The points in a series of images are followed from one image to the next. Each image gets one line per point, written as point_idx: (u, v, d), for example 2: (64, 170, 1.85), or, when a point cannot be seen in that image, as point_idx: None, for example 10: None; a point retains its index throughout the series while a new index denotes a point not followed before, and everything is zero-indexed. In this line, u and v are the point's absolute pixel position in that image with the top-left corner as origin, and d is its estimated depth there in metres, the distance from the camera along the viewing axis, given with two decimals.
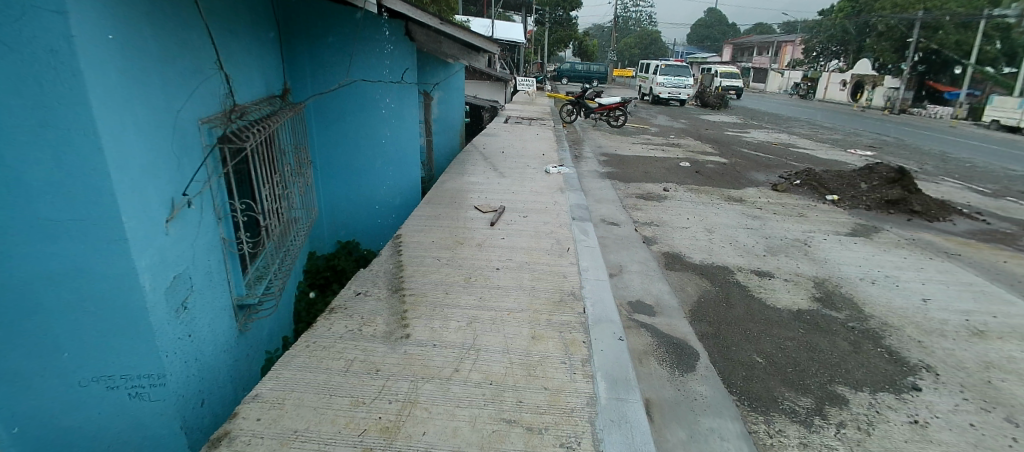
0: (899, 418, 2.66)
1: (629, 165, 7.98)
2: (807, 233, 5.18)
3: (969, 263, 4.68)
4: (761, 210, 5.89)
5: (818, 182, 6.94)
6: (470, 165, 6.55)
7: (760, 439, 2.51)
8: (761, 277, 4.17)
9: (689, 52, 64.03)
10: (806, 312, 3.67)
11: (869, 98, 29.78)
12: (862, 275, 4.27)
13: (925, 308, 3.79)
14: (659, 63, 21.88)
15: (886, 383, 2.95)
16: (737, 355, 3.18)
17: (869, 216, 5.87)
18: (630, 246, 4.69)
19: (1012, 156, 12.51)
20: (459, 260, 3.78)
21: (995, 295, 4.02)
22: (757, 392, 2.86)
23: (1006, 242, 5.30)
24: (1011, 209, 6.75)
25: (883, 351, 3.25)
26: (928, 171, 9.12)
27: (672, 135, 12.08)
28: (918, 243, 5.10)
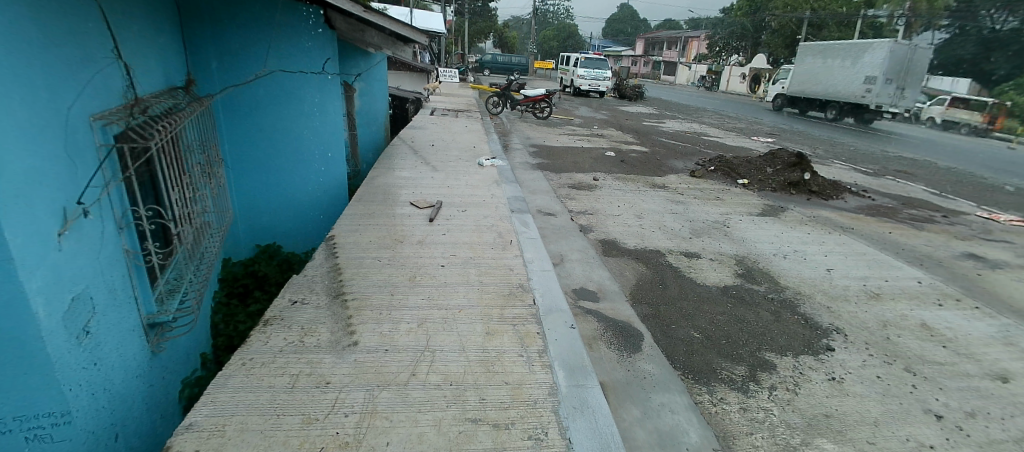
0: (819, 376, 2.98)
1: (559, 156, 8.14)
2: (725, 215, 5.61)
3: (861, 235, 5.34)
4: (683, 196, 6.27)
5: (729, 168, 7.53)
6: (399, 160, 6.33)
7: (706, 409, 2.68)
8: (690, 258, 4.45)
9: (604, 45, 66.52)
10: (732, 288, 3.98)
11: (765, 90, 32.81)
12: (776, 251, 4.71)
13: (830, 277, 4.26)
14: (579, 56, 22.45)
15: (805, 346, 3.28)
16: (676, 332, 3.37)
17: (776, 197, 6.49)
18: (568, 235, 4.79)
19: (885, 140, 14.41)
20: (402, 259, 3.64)
21: (885, 262, 4.63)
22: (698, 365, 3.05)
23: (889, 216, 6.11)
24: (889, 186, 7.79)
25: (800, 318, 3.61)
26: (820, 155, 10.24)
27: (595, 125, 12.52)
28: (818, 219, 5.71)
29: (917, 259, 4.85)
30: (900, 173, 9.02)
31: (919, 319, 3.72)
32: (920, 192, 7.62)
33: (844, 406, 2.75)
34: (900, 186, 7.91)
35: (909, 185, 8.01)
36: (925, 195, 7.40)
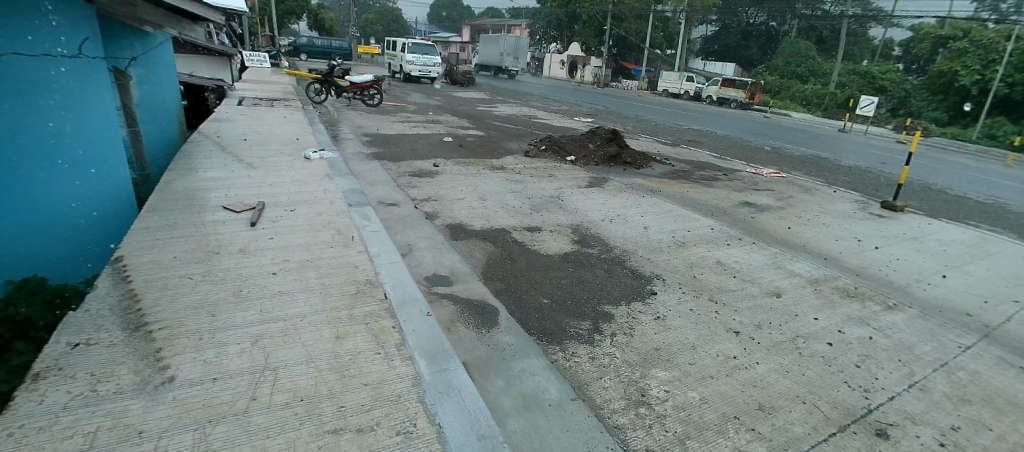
0: (647, 317, 3.49)
1: (396, 144, 7.87)
2: (559, 189, 6.06)
3: (667, 196, 6.27)
4: (520, 175, 6.60)
5: (558, 146, 8.15)
6: (203, 159, 5.43)
7: (562, 365, 2.93)
8: (532, 232, 4.72)
9: (430, 31, 66.18)
10: (571, 253, 4.34)
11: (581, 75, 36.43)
12: (604, 217, 5.26)
13: (648, 233, 4.92)
14: (405, 41, 21.91)
15: (635, 294, 3.77)
16: (528, 301, 3.55)
17: (599, 170, 7.22)
18: (414, 224, 4.67)
19: (679, 115, 17.09)
20: (221, 273, 3.14)
21: (687, 216, 5.52)
22: (551, 327, 3.27)
23: (685, 178, 7.29)
24: (685, 153, 9.30)
25: (628, 270, 4.12)
26: (630, 130, 11.75)
27: (430, 111, 12.41)
28: (634, 186, 6.54)
29: (710, 210, 5.91)
30: (691, 142, 10.83)
31: (715, 258, 4.57)
32: (706, 156, 9.26)
33: (669, 339, 3.30)
34: (692, 152, 9.50)
35: (698, 151, 9.67)
36: (709, 159, 9.02)
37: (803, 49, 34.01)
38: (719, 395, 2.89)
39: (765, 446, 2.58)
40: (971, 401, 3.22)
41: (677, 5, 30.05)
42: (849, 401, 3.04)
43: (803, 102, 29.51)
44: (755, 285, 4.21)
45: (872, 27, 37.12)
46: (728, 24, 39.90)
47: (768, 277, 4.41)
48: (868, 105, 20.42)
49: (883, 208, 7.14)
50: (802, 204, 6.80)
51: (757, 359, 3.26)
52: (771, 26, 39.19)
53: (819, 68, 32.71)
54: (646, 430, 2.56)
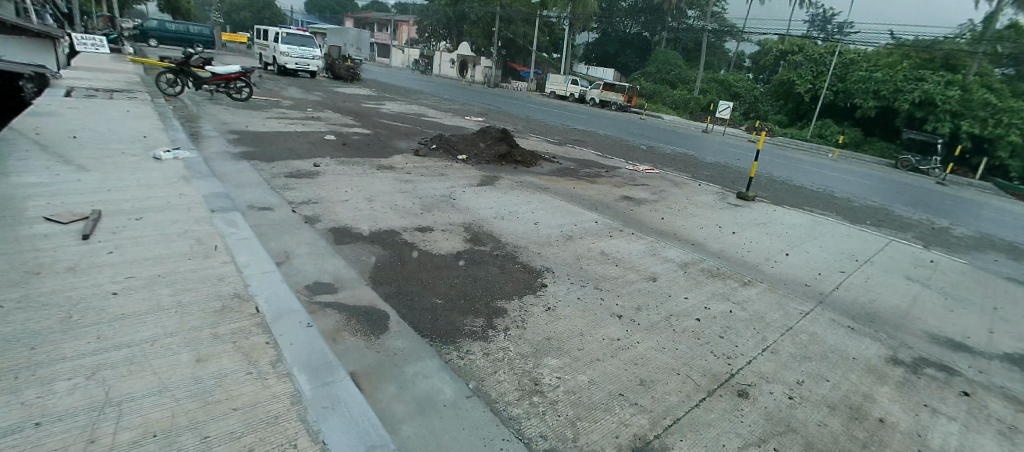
0: (538, 309, 3.61)
1: (270, 143, 7.22)
2: (450, 189, 6.01)
3: (555, 192, 6.53)
4: (410, 175, 6.43)
5: (448, 145, 8.08)
6: (15, 160, 4.48)
7: (456, 364, 2.89)
8: (423, 232, 4.62)
9: (309, 23, 62.01)
10: (463, 252, 4.32)
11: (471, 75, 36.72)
12: (495, 214, 5.32)
13: (538, 228, 5.08)
14: (278, 31, 20.23)
15: (526, 287, 3.87)
16: (419, 303, 3.46)
17: (490, 168, 7.30)
18: (292, 229, 4.30)
19: (565, 116, 17.97)
20: (42, 297, 2.62)
21: (573, 211, 5.80)
22: (444, 327, 3.22)
23: (571, 175, 7.66)
24: (571, 152, 9.78)
25: (519, 265, 4.21)
26: (520, 130, 12.07)
27: (309, 107, 11.60)
28: (524, 184, 6.72)
29: (594, 205, 6.26)
30: (576, 142, 11.44)
31: (600, 249, 4.86)
32: (590, 155, 9.84)
33: (560, 328, 3.44)
34: (577, 151, 10.03)
35: (582, 150, 10.24)
36: (593, 157, 9.59)
37: (671, 59, 37.74)
38: (605, 376, 3.09)
39: (648, 418, 2.82)
40: (808, 358, 3.80)
41: (561, 11, 31.53)
42: (715, 368, 3.43)
43: (671, 105, 32.68)
44: (634, 272, 4.55)
45: (724, 41, 42.38)
46: (607, 32, 42.88)
47: (646, 264, 4.80)
48: (726, 111, 23.18)
49: (739, 199, 8.16)
50: (673, 197, 7.52)
51: (638, 339, 3.54)
52: (644, 36, 42.89)
53: (685, 76, 36.60)
54: (541, 416, 2.64)
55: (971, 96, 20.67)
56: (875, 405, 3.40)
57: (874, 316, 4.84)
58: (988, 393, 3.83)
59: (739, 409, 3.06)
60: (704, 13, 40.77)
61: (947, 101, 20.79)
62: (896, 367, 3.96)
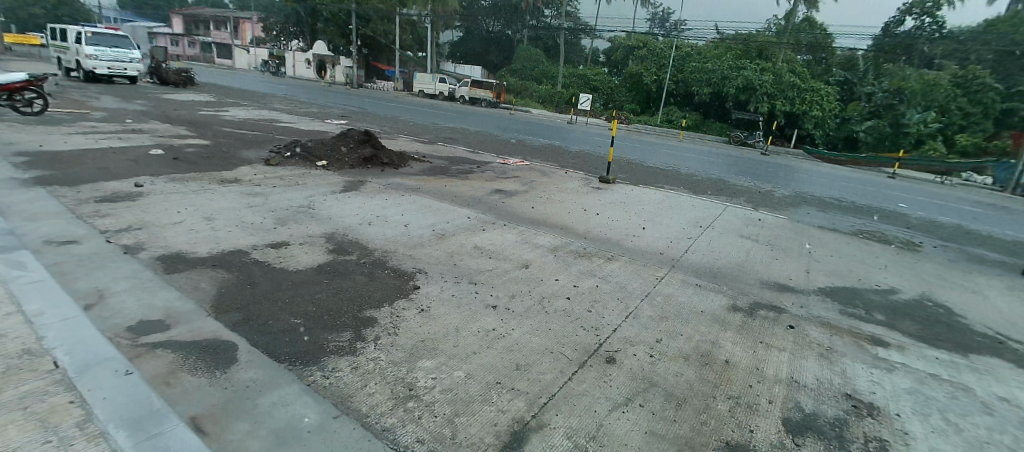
0: (410, 312, 3.53)
1: (75, 163, 6.09)
2: (309, 198, 5.61)
3: (425, 192, 6.45)
4: (261, 187, 5.87)
5: (306, 152, 7.53)
6: None
7: (320, 385, 2.70)
8: (278, 248, 4.23)
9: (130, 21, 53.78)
10: (326, 264, 4.05)
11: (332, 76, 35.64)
12: (361, 220, 5.09)
13: (408, 230, 4.98)
14: (78, 29, 17.09)
15: (397, 292, 3.77)
16: (275, 326, 3.16)
17: (355, 173, 6.96)
18: (107, 263, 3.66)
19: (436, 115, 17.88)
20: None
21: (445, 208, 5.81)
22: (305, 348, 2.98)
23: (441, 173, 7.63)
24: (442, 150, 9.76)
25: (389, 270, 4.08)
26: (387, 131, 11.73)
27: (130, 119, 10.03)
28: (392, 186, 6.51)
29: (466, 201, 6.32)
30: (447, 140, 11.43)
31: (474, 244, 4.91)
32: (461, 151, 9.91)
33: (433, 329, 3.39)
34: (448, 149, 10.03)
35: (453, 148, 10.27)
36: (463, 153, 9.68)
37: (535, 56, 39.51)
38: (482, 368, 3.10)
39: (525, 400, 2.89)
40: (665, 318, 4.21)
41: (422, 9, 31.19)
42: (586, 341, 3.64)
43: (538, 99, 34.25)
44: (506, 263, 4.66)
45: (581, 38, 45.56)
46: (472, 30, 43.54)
47: (517, 253, 4.94)
48: (586, 102, 24.86)
49: (602, 182, 8.79)
50: (542, 186, 7.86)
51: (512, 326, 3.63)
52: (507, 34, 44.41)
53: (549, 71, 38.63)
54: (416, 421, 2.57)
55: (777, 80, 24.68)
56: (720, 350, 3.88)
57: (717, 272, 5.53)
58: (805, 323, 4.59)
59: (608, 375, 3.28)
60: (560, 11, 43.27)
61: (761, 85, 24.56)
62: (736, 314, 4.57)
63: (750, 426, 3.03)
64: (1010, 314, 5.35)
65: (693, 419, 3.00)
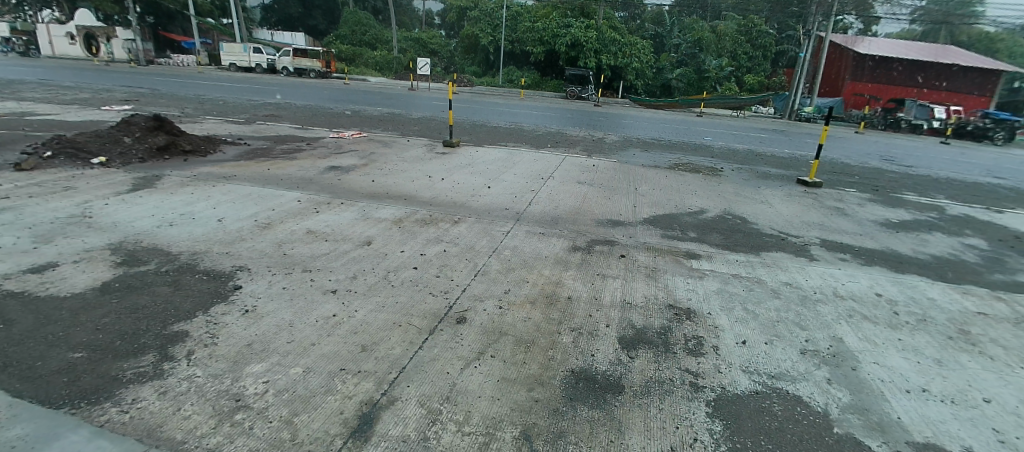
0: (233, 317, 3.17)
1: None
2: (83, 204, 4.63)
3: (243, 179, 5.81)
4: (9, 198, 4.65)
5: (75, 148, 6.15)
6: None
7: (119, 422, 2.28)
8: (42, 272, 3.43)
9: None
10: (114, 281, 3.42)
11: (109, 52, 30.78)
12: (160, 222, 4.40)
13: (223, 226, 4.47)
14: None
15: (214, 297, 3.36)
16: (45, 366, 2.57)
17: (149, 167, 5.93)
18: None
19: (255, 91, 16.00)
20: None
21: (268, 195, 5.35)
22: (92, 384, 2.49)
23: (261, 156, 6.93)
24: (262, 130, 8.81)
25: (202, 275, 3.61)
26: (191, 113, 10.18)
27: None
28: (198, 177, 5.74)
29: (294, 183, 5.87)
30: (268, 117, 10.33)
31: (306, 229, 4.62)
32: (286, 129, 9.08)
33: (262, 329, 3.09)
34: (270, 127, 9.10)
35: (277, 126, 9.34)
36: (289, 131, 8.89)
37: (365, 20, 37.15)
38: (322, 358, 2.92)
39: (374, 380, 2.80)
40: (512, 269, 4.40)
41: None
42: (434, 306, 3.64)
43: (375, 65, 32.56)
44: (344, 244, 4.42)
45: None
46: None
47: (356, 231, 4.72)
48: (424, 66, 24.17)
49: (446, 147, 8.74)
50: (381, 157, 7.56)
51: (355, 307, 3.47)
52: None
53: (383, 35, 36.79)
54: (247, 432, 2.32)
55: (601, 36, 26.63)
56: (563, 288, 4.19)
57: (558, 218, 5.91)
58: (634, 250, 5.19)
59: (459, 335, 3.32)
60: None
61: (587, 42, 26.15)
62: (576, 252, 4.97)
63: (592, 351, 3.34)
64: (785, 216, 6.66)
65: (540, 357, 3.21)
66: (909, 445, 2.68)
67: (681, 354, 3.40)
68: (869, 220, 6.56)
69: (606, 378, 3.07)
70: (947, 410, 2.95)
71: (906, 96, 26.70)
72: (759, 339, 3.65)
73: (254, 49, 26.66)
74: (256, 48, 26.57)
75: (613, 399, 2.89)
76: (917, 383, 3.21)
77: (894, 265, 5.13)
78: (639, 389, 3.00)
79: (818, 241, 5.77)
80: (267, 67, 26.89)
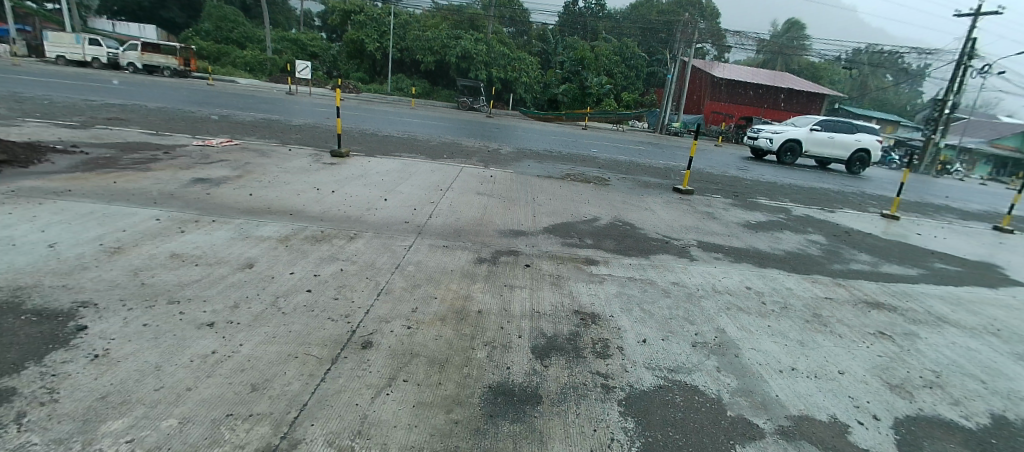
0: (77, 365, 2.56)
1: None
2: None
3: (82, 195, 4.85)
4: None
5: None
6: None
7: None
8: None
9: None
10: None
11: None
12: None
13: (57, 252, 3.66)
14: None
15: (49, 342, 2.71)
16: None
17: None
18: None
19: (91, 89, 13.58)
20: None
21: (117, 214, 4.51)
22: None
23: (105, 167, 5.85)
24: (104, 135, 7.47)
25: (29, 315, 2.90)
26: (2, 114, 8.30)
27: None
28: (17, 192, 4.65)
29: (150, 199, 5.02)
30: (111, 121, 8.80)
31: (170, 252, 3.97)
32: (137, 135, 7.81)
33: (118, 377, 2.54)
34: (115, 133, 7.76)
35: (124, 131, 7.99)
36: (141, 137, 7.65)
37: (231, 16, 33.73)
38: (203, 403, 2.48)
39: (271, 422, 2.44)
40: (417, 285, 4.19)
41: None
42: (334, 331, 3.32)
43: (244, 66, 29.65)
44: (220, 267, 3.86)
45: None
46: None
47: (235, 252, 4.15)
48: (304, 70, 22.56)
49: (334, 157, 8.17)
50: (259, 167, 6.83)
51: (239, 340, 3.02)
52: None
53: (252, 34, 33.68)
54: None
55: (490, 49, 27.26)
56: (472, 302, 4.08)
57: (461, 230, 5.81)
58: (537, 259, 5.27)
59: (366, 361, 3.05)
60: None
61: (477, 55, 26.69)
62: (481, 264, 4.90)
63: (507, 364, 3.28)
64: (667, 221, 7.29)
65: (456, 375, 3.07)
66: (788, 419, 3.03)
67: (591, 358, 3.49)
68: (733, 222, 7.45)
69: (523, 390, 3.03)
70: (813, 384, 3.40)
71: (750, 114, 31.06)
72: (657, 337, 3.89)
73: (89, 41, 22.74)
74: (91, 40, 22.69)
75: (532, 410, 2.85)
76: (788, 363, 3.65)
77: (757, 261, 5.86)
78: (556, 397, 3.01)
79: (696, 242, 6.39)
80: (106, 62, 23.08)
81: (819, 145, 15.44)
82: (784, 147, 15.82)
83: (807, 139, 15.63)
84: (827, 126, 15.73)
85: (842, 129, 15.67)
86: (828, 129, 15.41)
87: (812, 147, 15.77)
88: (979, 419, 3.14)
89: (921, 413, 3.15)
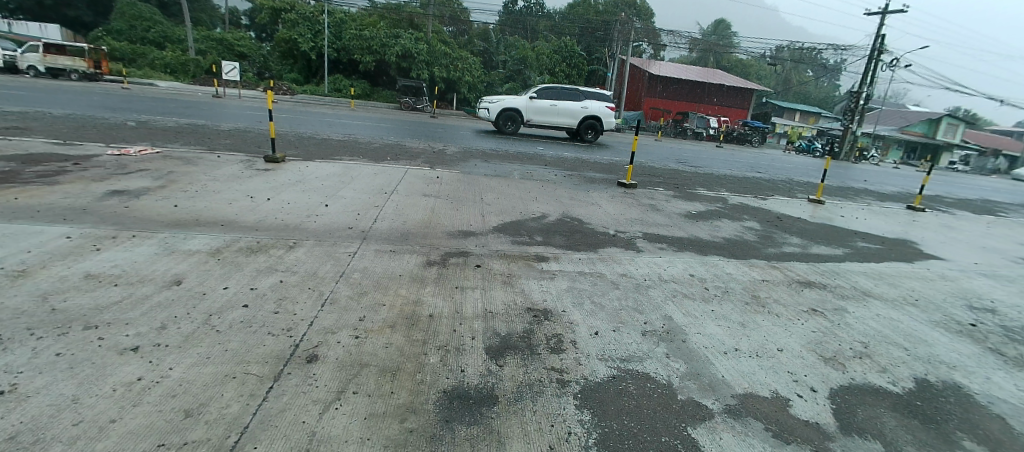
0: None
1: None
2: None
3: None
4: None
5: None
6: None
7: None
8: None
9: None
10: None
11: None
12: None
13: None
14: None
15: None
16: None
17: None
18: None
19: None
20: None
21: (19, 233, 4.06)
22: None
23: (4, 181, 5.27)
24: (1, 146, 6.74)
25: None
26: None
27: None
28: None
29: (59, 215, 4.57)
30: (9, 130, 7.94)
31: (85, 272, 3.61)
32: (41, 145, 7.10)
33: (27, 415, 2.29)
34: (14, 143, 7.01)
35: (25, 141, 7.24)
36: (46, 147, 6.96)
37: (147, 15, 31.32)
38: (129, 436, 2.27)
39: (208, 449, 2.26)
40: (364, 293, 4.04)
41: None
42: (276, 347, 3.13)
43: (164, 69, 27.64)
44: (144, 286, 3.55)
45: None
46: None
47: (159, 269, 3.83)
48: (232, 71, 21.31)
49: (269, 162, 7.75)
50: (185, 176, 6.37)
51: (170, 363, 2.79)
52: None
53: (172, 34, 31.43)
54: None
55: (431, 49, 26.92)
56: (423, 306, 3.98)
57: (408, 234, 5.66)
58: (487, 259, 5.22)
59: (312, 375, 2.90)
60: None
61: (418, 54, 26.13)
62: (431, 267, 4.79)
63: (462, 367, 3.22)
64: (613, 215, 7.44)
65: (409, 383, 2.98)
66: (734, 398, 3.15)
67: (546, 354, 3.49)
68: (675, 213, 7.73)
69: (478, 392, 2.98)
70: (755, 363, 3.57)
71: (687, 109, 32.60)
72: (608, 328, 3.96)
73: None
74: None
75: (488, 411, 2.81)
76: (732, 345, 3.82)
77: (699, 249, 6.10)
78: (513, 396, 2.98)
79: (641, 234, 6.56)
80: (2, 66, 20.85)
81: (536, 113, 15.90)
82: (504, 116, 16.43)
83: (529, 107, 16.10)
84: (554, 93, 16.11)
85: (562, 97, 15.98)
86: (544, 97, 15.84)
87: (537, 116, 16.19)
88: (904, 384, 3.41)
89: (853, 382, 3.39)
